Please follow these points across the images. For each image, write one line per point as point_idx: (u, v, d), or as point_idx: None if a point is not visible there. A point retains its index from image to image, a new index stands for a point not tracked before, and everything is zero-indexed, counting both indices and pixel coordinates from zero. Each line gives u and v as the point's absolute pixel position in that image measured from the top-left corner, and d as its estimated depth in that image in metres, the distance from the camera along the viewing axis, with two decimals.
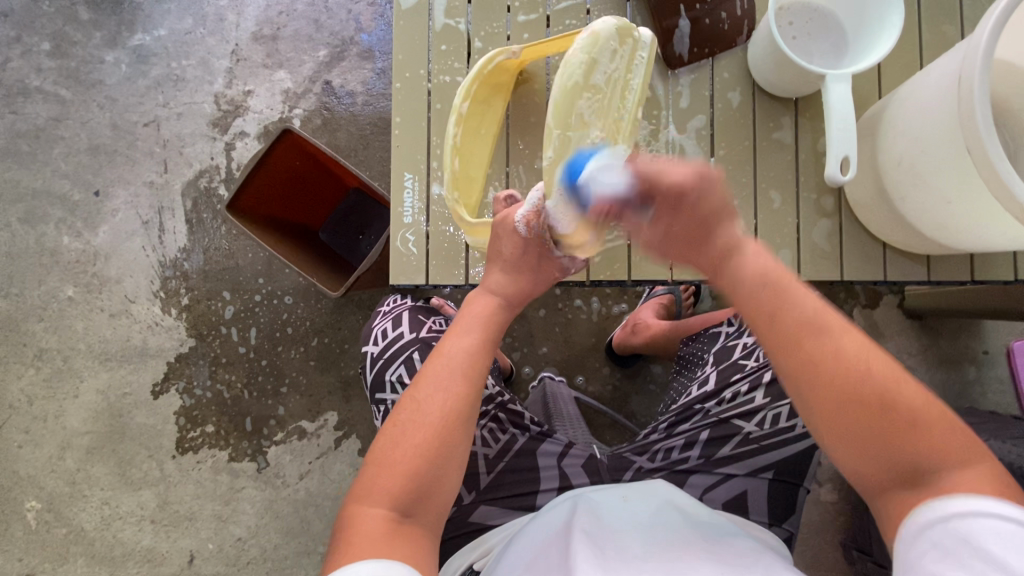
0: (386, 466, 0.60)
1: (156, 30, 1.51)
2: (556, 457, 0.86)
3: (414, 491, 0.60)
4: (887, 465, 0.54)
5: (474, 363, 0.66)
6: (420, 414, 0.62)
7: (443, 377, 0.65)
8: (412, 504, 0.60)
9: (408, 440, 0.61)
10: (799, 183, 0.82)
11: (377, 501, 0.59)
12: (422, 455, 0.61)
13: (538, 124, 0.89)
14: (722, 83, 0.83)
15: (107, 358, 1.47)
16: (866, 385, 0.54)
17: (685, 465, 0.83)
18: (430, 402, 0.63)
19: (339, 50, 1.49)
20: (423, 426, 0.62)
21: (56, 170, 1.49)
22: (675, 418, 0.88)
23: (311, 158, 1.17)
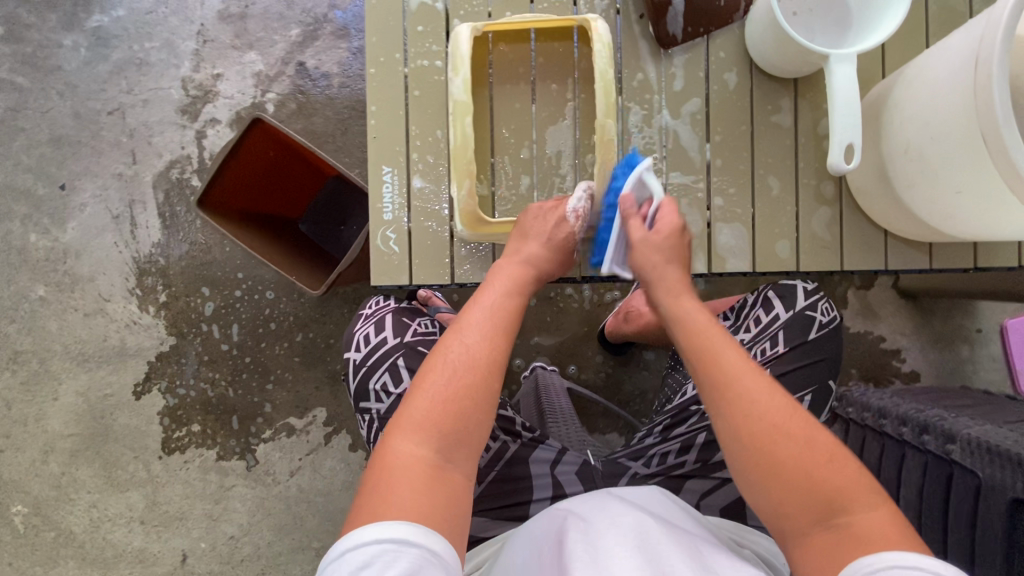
0: (428, 403, 0.62)
1: (116, 10, 1.41)
2: (548, 464, 0.84)
3: (453, 441, 0.62)
4: (804, 508, 0.57)
5: (512, 321, 0.70)
6: (461, 364, 0.65)
7: (486, 330, 0.67)
8: (451, 452, 0.61)
9: (453, 385, 0.64)
10: (798, 169, 0.78)
11: (416, 441, 0.61)
12: (465, 405, 0.63)
13: (524, 111, 0.83)
14: (718, 63, 0.78)
15: (85, 359, 1.42)
16: (779, 436, 0.58)
17: (682, 470, 0.81)
18: (473, 353, 0.65)
19: (312, 28, 1.41)
20: (463, 374, 0.64)
21: (18, 164, 1.41)
22: (671, 420, 0.85)
23: (286, 148, 1.10)
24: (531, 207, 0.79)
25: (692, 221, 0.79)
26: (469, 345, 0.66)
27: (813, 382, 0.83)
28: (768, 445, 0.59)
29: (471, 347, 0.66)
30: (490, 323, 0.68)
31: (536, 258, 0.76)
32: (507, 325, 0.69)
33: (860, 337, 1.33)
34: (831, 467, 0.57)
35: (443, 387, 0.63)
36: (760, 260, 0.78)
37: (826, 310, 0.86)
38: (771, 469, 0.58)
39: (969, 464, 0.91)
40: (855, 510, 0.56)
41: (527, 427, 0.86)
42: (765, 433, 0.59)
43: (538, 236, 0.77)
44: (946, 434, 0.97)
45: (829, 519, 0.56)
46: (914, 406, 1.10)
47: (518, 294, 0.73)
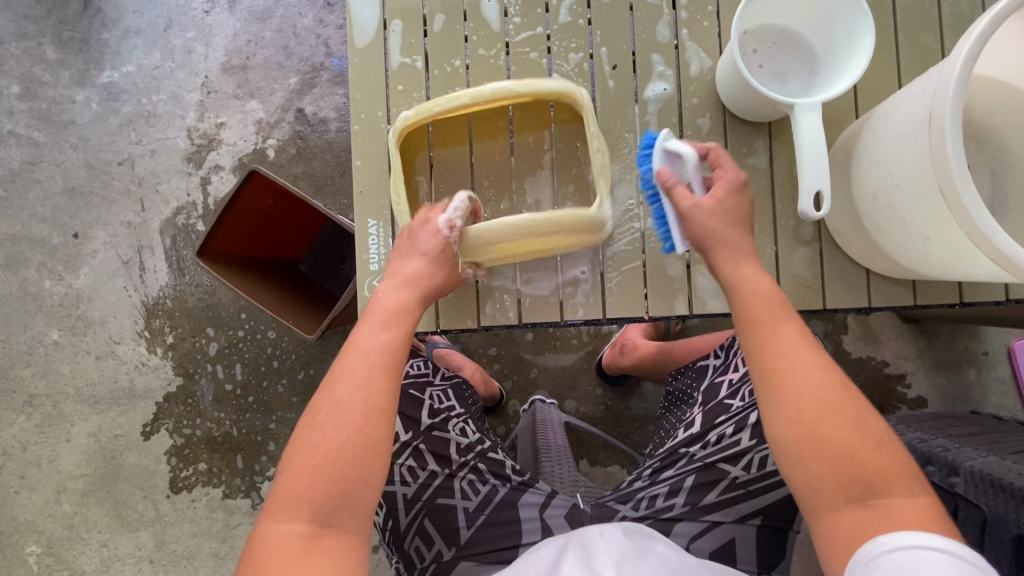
0: (294, 473, 0.62)
1: (125, 66, 1.48)
2: (537, 508, 0.86)
3: (341, 497, 0.62)
4: (843, 484, 0.59)
5: (388, 355, 0.67)
6: (335, 417, 0.63)
7: (360, 379, 0.65)
8: (331, 515, 0.61)
9: (328, 442, 0.62)
10: (775, 211, 0.79)
11: (291, 518, 0.61)
12: (345, 463, 0.62)
13: (503, 163, 0.85)
14: (691, 109, 0.81)
15: (96, 401, 1.45)
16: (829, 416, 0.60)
17: (671, 513, 0.84)
18: (342, 403, 0.64)
19: (310, 76, 1.46)
20: (325, 427, 0.63)
21: (34, 214, 1.47)
22: (660, 463, 0.88)
23: (283, 195, 1.14)
24: (411, 227, 0.77)
25: (672, 264, 0.84)
26: (339, 401, 0.64)
27: None
28: (821, 433, 0.60)
29: (342, 402, 0.64)
30: (370, 368, 0.66)
31: (416, 278, 0.73)
32: (384, 366, 0.67)
33: (862, 362, 1.31)
34: (875, 449, 0.59)
35: (314, 451, 0.62)
36: None
37: None
38: (815, 446, 0.60)
39: (974, 497, 0.90)
40: (892, 492, 0.58)
41: (517, 471, 0.90)
42: (823, 409, 0.60)
43: (427, 258, 0.74)
44: (949, 466, 0.95)
45: (864, 497, 0.58)
46: (920, 435, 1.07)
47: (394, 324, 0.70)
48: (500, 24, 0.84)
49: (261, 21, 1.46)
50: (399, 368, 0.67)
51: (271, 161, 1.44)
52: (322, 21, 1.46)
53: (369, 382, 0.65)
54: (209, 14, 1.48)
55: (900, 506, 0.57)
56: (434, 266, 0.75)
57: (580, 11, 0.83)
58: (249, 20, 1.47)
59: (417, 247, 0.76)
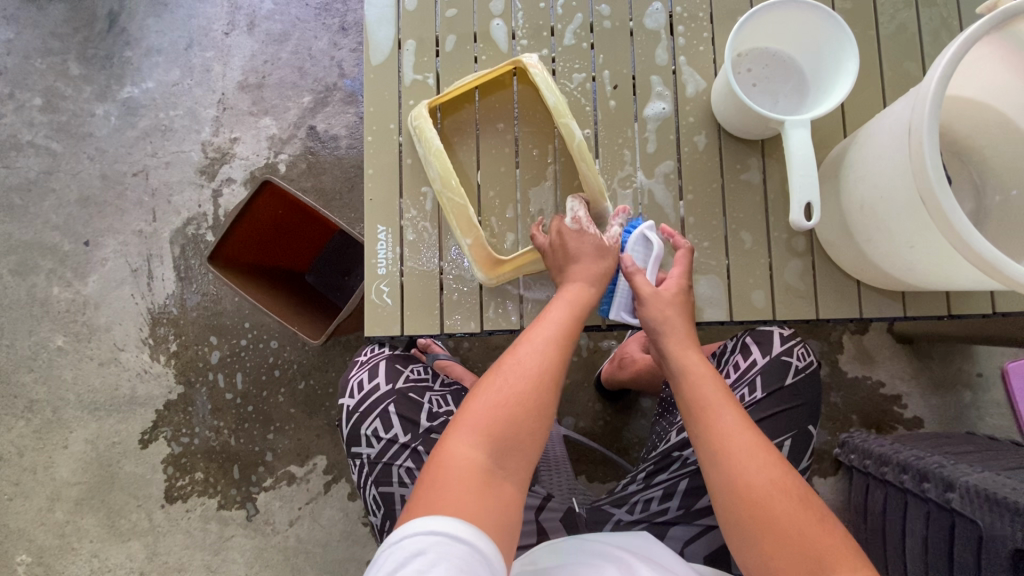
0: (486, 408, 0.64)
1: (145, 82, 1.54)
2: (534, 510, 0.86)
3: (510, 443, 0.63)
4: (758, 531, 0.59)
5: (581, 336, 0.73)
6: (533, 376, 0.67)
7: (542, 348, 0.70)
8: (503, 461, 0.62)
9: (515, 393, 0.66)
10: (769, 224, 0.82)
11: (475, 444, 0.62)
12: (528, 407, 0.65)
13: (507, 174, 0.89)
14: (688, 127, 0.85)
15: (96, 408, 1.46)
16: (775, 492, 0.60)
17: (665, 517, 0.84)
18: (541, 369, 0.68)
19: (323, 95, 1.52)
20: (528, 383, 0.67)
21: (47, 222, 1.51)
22: (654, 467, 0.88)
23: (293, 205, 1.17)
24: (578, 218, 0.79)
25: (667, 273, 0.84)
26: (544, 356, 0.69)
27: (795, 425, 0.83)
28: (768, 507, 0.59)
29: (541, 357, 0.69)
30: (558, 338, 0.71)
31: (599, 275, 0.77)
32: (576, 339, 0.72)
33: (857, 382, 1.33)
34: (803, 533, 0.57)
35: (508, 392, 0.66)
36: (736, 308, 0.81)
37: (802, 356, 0.86)
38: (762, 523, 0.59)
39: (970, 513, 0.90)
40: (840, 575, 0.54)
41: None
42: (754, 487, 0.61)
43: (585, 249, 0.78)
44: (945, 482, 0.96)
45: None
46: (916, 452, 1.08)
47: (579, 309, 0.74)
48: (508, 46, 0.90)
49: (278, 43, 1.53)
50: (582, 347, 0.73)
51: (282, 175, 1.49)
52: (336, 44, 1.53)
53: (547, 351, 0.69)
54: (229, 35, 1.55)
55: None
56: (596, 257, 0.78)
57: (583, 35, 0.88)
58: (266, 41, 1.53)
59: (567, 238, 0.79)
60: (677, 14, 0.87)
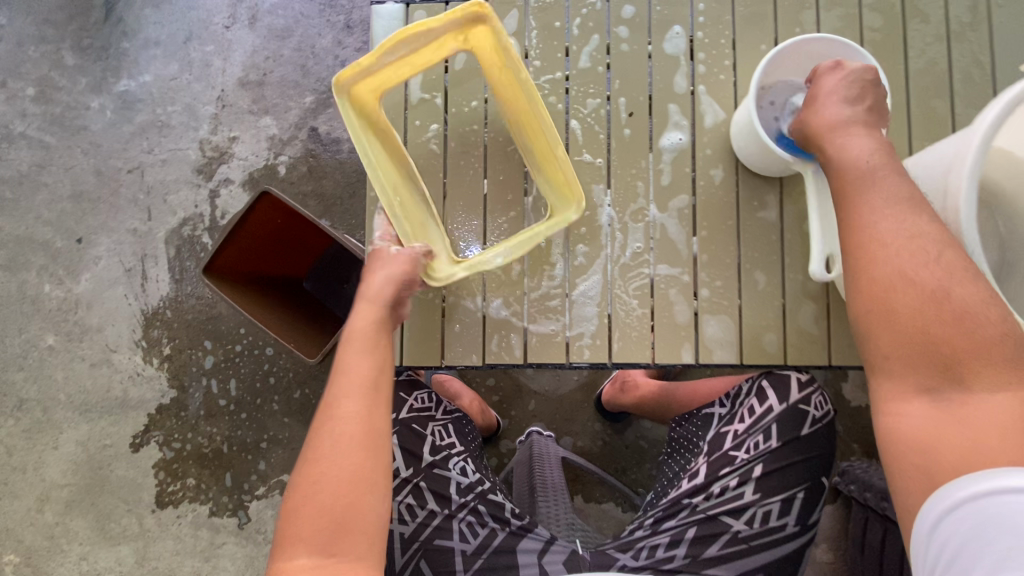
0: (312, 501, 0.66)
1: (142, 76, 1.49)
2: (535, 554, 0.86)
3: (342, 521, 0.65)
4: (914, 365, 0.64)
5: (374, 379, 0.73)
6: (334, 449, 0.68)
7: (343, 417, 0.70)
8: (336, 541, 0.65)
9: (331, 470, 0.67)
10: (784, 264, 0.80)
11: (299, 551, 0.64)
12: (348, 478, 0.67)
13: (515, 203, 0.86)
14: (704, 159, 0.82)
15: (87, 409, 1.43)
16: (926, 303, 0.63)
17: (671, 564, 0.83)
18: (351, 431, 0.69)
19: (325, 96, 1.48)
20: (328, 459, 0.68)
21: (39, 217, 1.47)
22: (662, 513, 0.87)
23: (292, 215, 1.14)
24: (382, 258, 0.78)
25: (679, 310, 0.80)
26: (354, 411, 0.70)
27: (808, 477, 0.84)
28: (915, 319, 0.63)
29: (347, 428, 0.69)
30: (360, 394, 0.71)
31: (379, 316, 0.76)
32: (377, 379, 0.73)
33: (861, 412, 1.31)
34: (969, 338, 0.61)
35: (329, 473, 0.67)
36: (748, 352, 0.79)
37: (819, 405, 0.86)
38: (913, 342, 0.64)
39: None
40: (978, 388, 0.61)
41: (516, 514, 0.89)
42: (911, 311, 0.64)
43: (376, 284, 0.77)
44: None
45: (953, 374, 0.62)
46: None
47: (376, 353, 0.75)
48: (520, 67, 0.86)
49: (281, 39, 1.48)
50: (380, 387, 0.73)
51: (281, 178, 1.45)
52: (340, 43, 1.48)
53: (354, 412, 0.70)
54: (229, 29, 1.50)
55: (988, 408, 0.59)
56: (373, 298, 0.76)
57: (599, 58, 0.85)
58: (268, 37, 1.49)
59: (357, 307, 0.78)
60: (698, 40, 0.84)
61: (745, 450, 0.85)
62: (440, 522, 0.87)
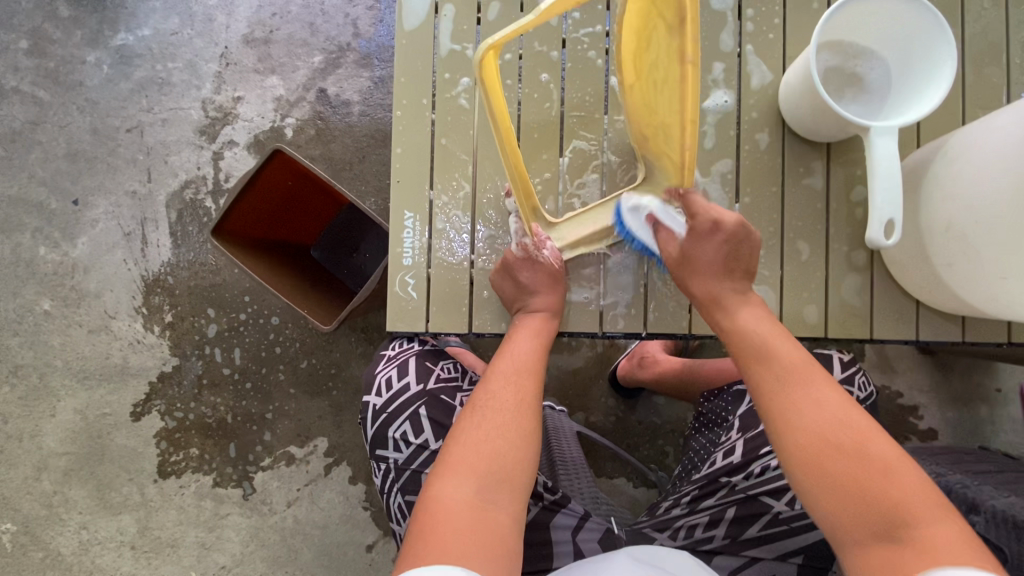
0: (471, 447, 0.65)
1: (141, 29, 1.42)
2: (570, 531, 0.86)
3: (497, 477, 0.63)
4: (856, 506, 0.57)
5: (539, 363, 0.75)
6: (511, 402, 0.69)
7: (512, 379, 0.72)
8: (492, 492, 0.62)
9: (492, 426, 0.67)
10: (830, 234, 0.81)
11: (462, 481, 0.61)
12: (511, 439, 0.66)
13: (551, 161, 0.85)
14: (750, 123, 0.82)
15: (86, 377, 1.39)
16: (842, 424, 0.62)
17: (710, 544, 0.84)
18: (511, 398, 0.70)
19: (335, 56, 1.41)
20: (506, 413, 0.68)
21: (33, 176, 1.40)
22: (700, 491, 0.88)
23: (305, 177, 1.09)
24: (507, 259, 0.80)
25: None
26: (516, 382, 0.72)
27: None
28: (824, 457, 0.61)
29: (513, 397, 0.70)
30: (529, 370, 0.74)
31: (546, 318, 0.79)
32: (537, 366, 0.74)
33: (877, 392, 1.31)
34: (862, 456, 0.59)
35: (490, 428, 0.67)
36: (788, 324, 0.80)
37: (863, 385, 0.87)
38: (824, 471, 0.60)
39: (996, 537, 0.88)
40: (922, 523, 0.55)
41: (549, 489, 0.88)
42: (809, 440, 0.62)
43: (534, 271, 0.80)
44: (969, 504, 0.94)
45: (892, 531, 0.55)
46: (936, 468, 1.06)
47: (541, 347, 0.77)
48: (557, 20, 0.85)
49: None
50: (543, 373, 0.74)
51: (289, 141, 1.39)
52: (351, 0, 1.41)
53: (518, 379, 0.72)
54: None
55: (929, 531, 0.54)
56: (550, 285, 0.80)
57: None
58: None
59: (515, 268, 0.80)
60: None
61: None
62: None
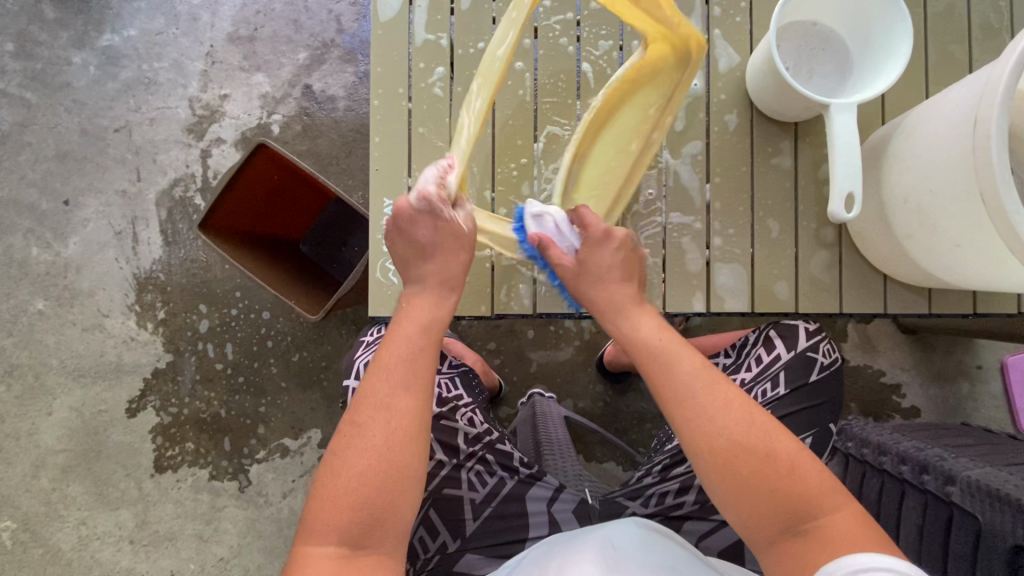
0: (340, 478, 0.58)
1: (126, 29, 1.43)
2: (545, 502, 0.89)
3: (373, 509, 0.57)
4: (763, 497, 0.58)
5: (430, 358, 0.65)
6: (385, 418, 0.60)
7: (393, 380, 0.62)
8: (364, 534, 0.57)
9: (371, 445, 0.58)
10: (798, 212, 0.83)
11: (328, 530, 0.56)
12: (388, 458, 0.58)
13: (526, 147, 0.87)
14: (719, 105, 0.84)
15: (80, 374, 1.41)
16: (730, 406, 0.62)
17: (680, 510, 0.87)
18: (392, 408, 0.60)
19: (319, 52, 1.43)
20: (384, 429, 0.59)
21: (23, 178, 1.41)
22: (670, 460, 0.90)
23: (290, 171, 1.11)
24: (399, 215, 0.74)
25: (692, 259, 0.84)
26: (396, 387, 0.62)
27: (814, 424, 0.87)
28: (733, 454, 0.60)
29: (390, 404, 0.61)
30: (407, 364, 0.63)
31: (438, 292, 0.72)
32: (420, 360, 0.64)
33: (860, 371, 1.33)
34: (769, 457, 0.59)
35: (368, 452, 0.58)
36: (758, 300, 0.83)
37: (826, 352, 0.90)
38: (730, 457, 0.60)
39: (971, 507, 0.90)
40: (824, 512, 0.57)
41: (525, 463, 0.92)
42: (718, 424, 0.61)
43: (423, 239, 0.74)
44: (945, 475, 0.95)
45: (793, 524, 0.58)
46: (915, 443, 1.07)
47: (421, 331, 0.67)
48: (530, 8, 0.88)
49: None
50: (435, 365, 0.65)
51: (276, 137, 1.41)
52: None
53: (403, 379, 0.62)
54: None
55: (833, 524, 0.56)
56: (440, 249, 0.74)
57: None
58: None
59: (410, 229, 0.75)
60: None
61: (753, 398, 0.88)
62: (449, 472, 0.86)
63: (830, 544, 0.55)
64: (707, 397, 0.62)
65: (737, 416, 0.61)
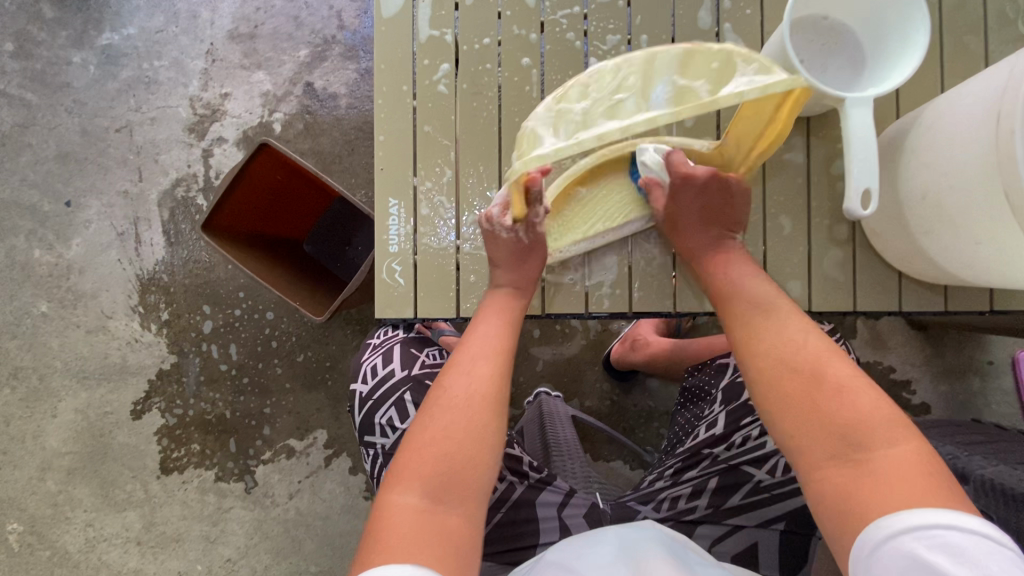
0: (428, 437, 0.64)
1: (126, 28, 1.42)
2: (555, 507, 0.88)
3: (456, 471, 0.62)
4: (817, 441, 0.61)
5: (507, 344, 0.74)
6: (464, 396, 0.67)
7: (474, 362, 0.70)
8: (444, 492, 0.60)
9: (452, 420, 0.65)
10: (810, 209, 0.83)
11: (411, 486, 0.60)
12: (470, 426, 0.65)
13: None
14: None
15: (85, 376, 1.40)
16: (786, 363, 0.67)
17: (694, 515, 0.86)
18: (476, 386, 0.68)
19: (320, 49, 1.41)
20: (464, 407, 0.66)
21: (25, 179, 1.40)
22: (683, 464, 0.92)
23: (293, 170, 1.09)
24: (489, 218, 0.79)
25: (702, 258, 0.84)
26: (475, 371, 0.69)
27: None
28: (794, 397, 0.64)
29: (471, 386, 0.68)
30: (487, 355, 0.72)
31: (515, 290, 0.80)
32: (499, 350, 0.73)
33: (869, 367, 1.31)
34: (819, 405, 0.62)
35: (454, 423, 0.65)
36: None
37: None
38: (790, 402, 0.64)
39: (984, 507, 0.88)
40: (876, 450, 0.57)
41: (534, 468, 0.93)
42: (785, 375, 0.66)
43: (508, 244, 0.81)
44: (958, 474, 0.93)
45: (852, 461, 0.58)
46: (927, 441, 1.06)
47: (502, 326, 0.76)
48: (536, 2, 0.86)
49: None
50: (512, 352, 0.74)
51: (277, 136, 1.39)
52: None
53: (479, 362, 0.70)
54: None
55: (888, 462, 0.56)
56: (516, 262, 0.81)
57: None
58: None
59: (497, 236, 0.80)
60: None
61: None
62: None
63: (880, 485, 0.55)
64: (788, 346, 0.68)
65: (791, 367, 0.66)
